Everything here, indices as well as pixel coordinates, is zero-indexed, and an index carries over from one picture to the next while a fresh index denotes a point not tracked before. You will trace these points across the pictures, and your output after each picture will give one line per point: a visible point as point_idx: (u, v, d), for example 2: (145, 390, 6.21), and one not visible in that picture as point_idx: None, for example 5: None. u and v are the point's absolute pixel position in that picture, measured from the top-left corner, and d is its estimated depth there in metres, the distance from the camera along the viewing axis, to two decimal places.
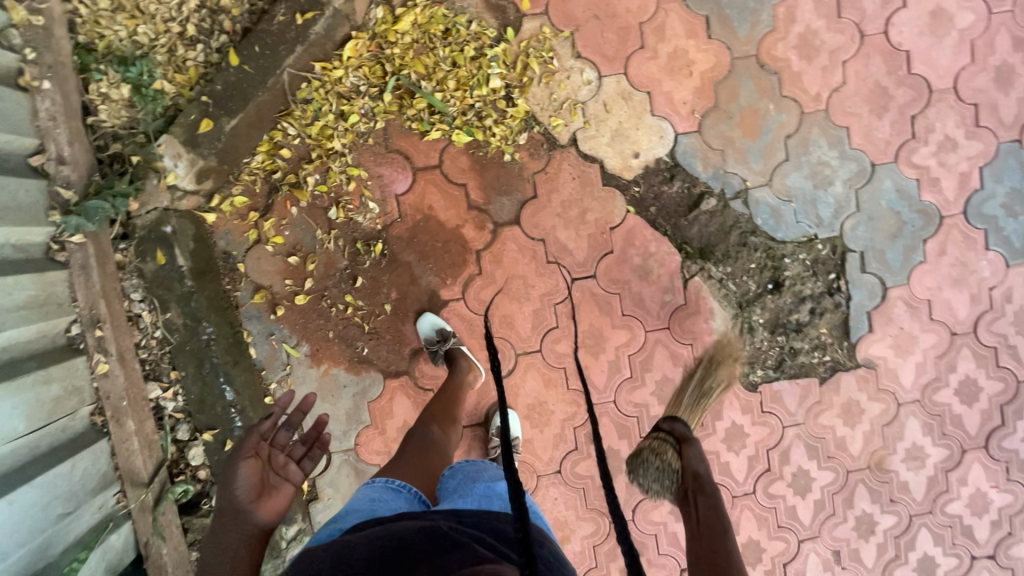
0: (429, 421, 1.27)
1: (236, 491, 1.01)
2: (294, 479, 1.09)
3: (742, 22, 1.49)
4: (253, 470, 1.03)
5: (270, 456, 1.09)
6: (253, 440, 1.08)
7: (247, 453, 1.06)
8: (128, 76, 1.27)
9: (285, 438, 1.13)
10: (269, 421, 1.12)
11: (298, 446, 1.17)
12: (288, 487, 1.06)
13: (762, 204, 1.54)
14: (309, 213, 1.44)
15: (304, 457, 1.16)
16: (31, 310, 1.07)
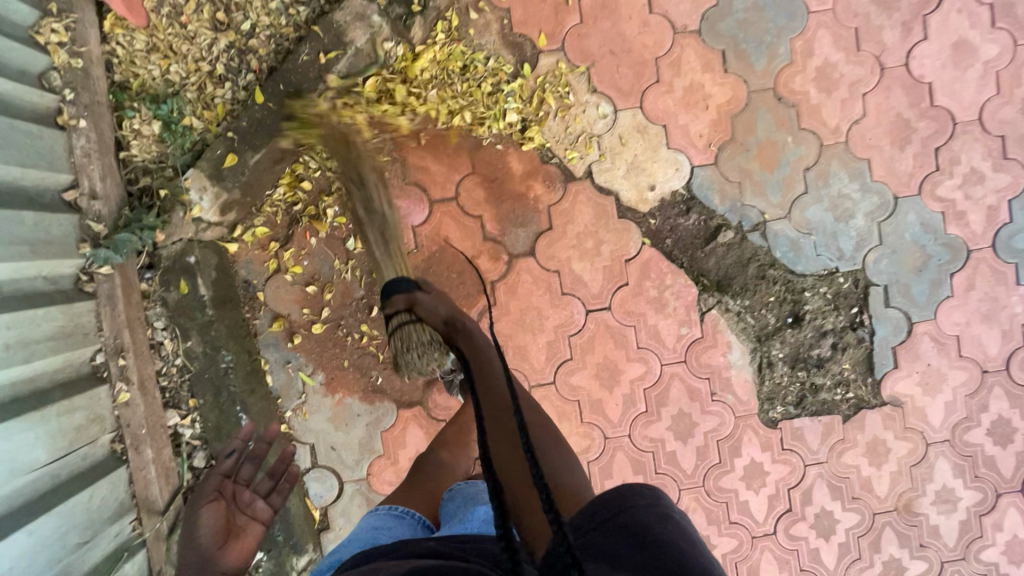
0: (439, 446, 1.32)
1: (201, 535, 1.04)
2: (259, 521, 1.12)
3: (760, 56, 1.48)
4: (217, 513, 1.07)
5: (232, 497, 1.13)
6: (214, 484, 1.12)
7: (210, 496, 1.10)
8: (161, 113, 1.33)
9: (248, 473, 1.16)
10: (229, 460, 1.16)
11: (264, 483, 1.19)
12: (256, 527, 1.11)
13: (781, 237, 1.52)
14: (327, 243, 1.47)
15: (272, 491, 1.18)
16: (59, 341, 1.10)
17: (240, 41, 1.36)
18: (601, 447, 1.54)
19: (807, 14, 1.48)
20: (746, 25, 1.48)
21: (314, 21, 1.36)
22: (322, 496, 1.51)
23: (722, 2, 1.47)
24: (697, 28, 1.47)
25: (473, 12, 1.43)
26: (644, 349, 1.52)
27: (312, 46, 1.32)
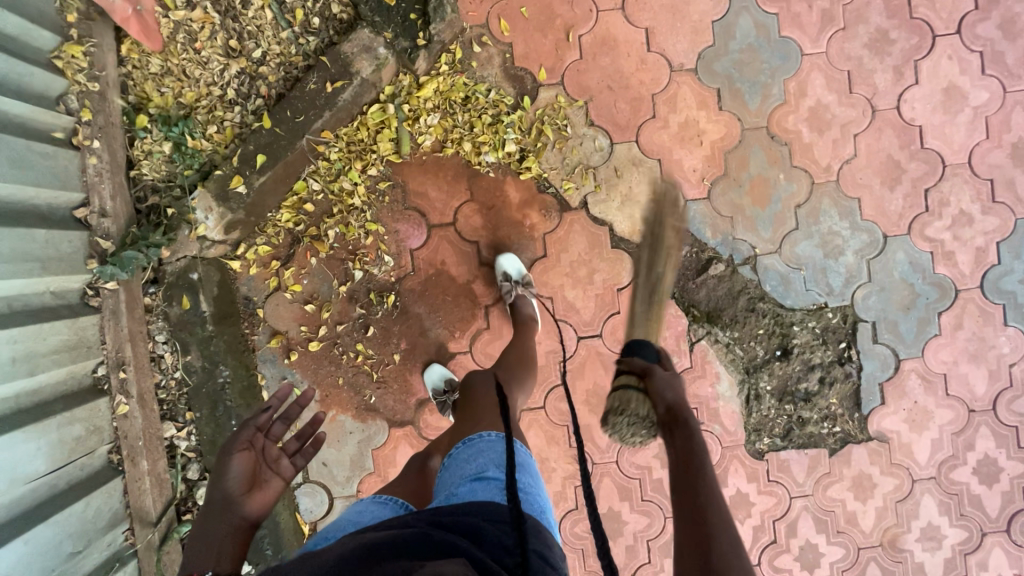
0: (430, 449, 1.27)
1: (228, 480, 0.93)
2: (286, 474, 1.00)
3: (754, 95, 1.53)
4: (247, 459, 0.96)
5: (264, 449, 1.01)
6: (246, 434, 1.00)
7: (240, 443, 0.98)
8: (172, 135, 1.37)
9: (280, 431, 1.06)
10: (265, 413, 1.06)
11: (292, 441, 1.07)
12: (280, 481, 0.98)
13: (771, 270, 1.55)
14: (327, 263, 1.51)
15: (298, 453, 1.06)
16: (62, 354, 1.14)
17: (251, 68, 1.41)
18: (589, 473, 1.56)
19: (801, 56, 1.53)
20: (740, 65, 1.52)
21: (323, 51, 1.41)
22: (311, 511, 1.53)
23: (718, 42, 1.51)
24: (693, 66, 1.52)
25: (478, 45, 1.48)
26: None
27: (320, 76, 1.37)
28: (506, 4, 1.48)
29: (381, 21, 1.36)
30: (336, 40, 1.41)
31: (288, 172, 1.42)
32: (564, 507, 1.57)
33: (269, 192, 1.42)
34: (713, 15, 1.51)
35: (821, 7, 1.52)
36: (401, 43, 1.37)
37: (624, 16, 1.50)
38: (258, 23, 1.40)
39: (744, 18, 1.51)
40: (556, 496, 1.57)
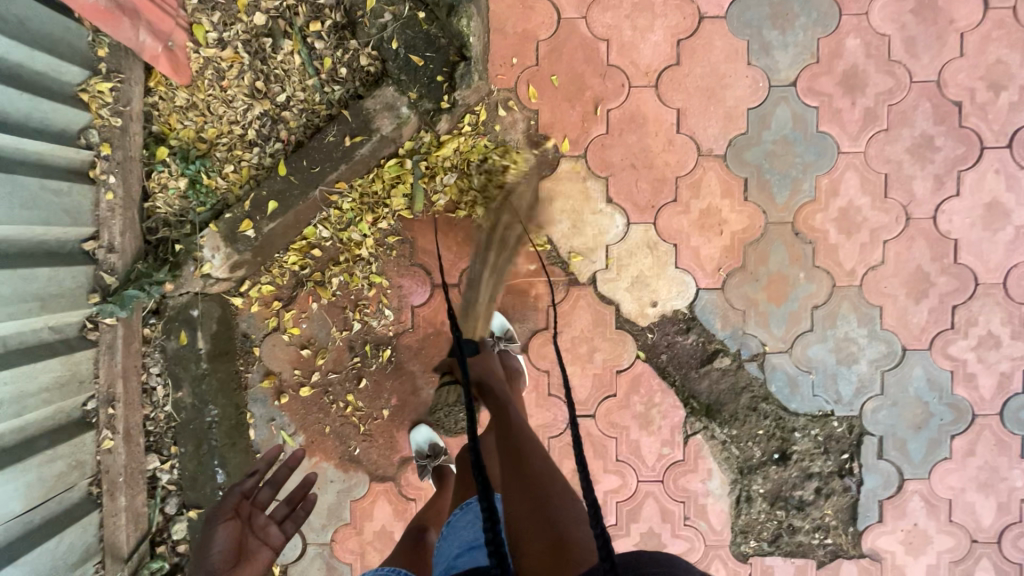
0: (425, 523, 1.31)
1: (213, 555, 0.99)
2: (272, 544, 1.07)
3: (782, 189, 1.47)
4: (231, 532, 1.02)
5: (249, 518, 1.08)
6: (231, 501, 1.07)
7: (226, 514, 1.04)
8: (189, 171, 1.37)
9: (267, 497, 1.12)
10: (252, 479, 1.13)
11: (280, 507, 1.17)
12: (266, 552, 1.05)
13: (778, 370, 1.50)
14: (327, 310, 1.50)
15: (287, 517, 1.15)
16: (52, 392, 1.16)
17: (274, 111, 1.40)
18: None
19: (838, 154, 1.46)
20: (772, 157, 1.46)
21: (347, 102, 1.40)
22: (284, 553, 1.53)
23: (751, 131, 1.46)
24: (722, 153, 1.47)
25: (503, 109, 1.45)
26: (622, 462, 1.51)
27: (341, 129, 1.36)
28: (537, 70, 1.45)
29: (407, 80, 1.34)
30: (362, 92, 1.40)
31: (301, 219, 1.42)
32: None
33: (280, 237, 1.42)
34: (749, 103, 1.46)
35: (864, 106, 1.46)
36: (425, 104, 1.35)
37: (657, 94, 1.46)
38: (285, 67, 1.39)
39: (781, 108, 1.46)
40: None
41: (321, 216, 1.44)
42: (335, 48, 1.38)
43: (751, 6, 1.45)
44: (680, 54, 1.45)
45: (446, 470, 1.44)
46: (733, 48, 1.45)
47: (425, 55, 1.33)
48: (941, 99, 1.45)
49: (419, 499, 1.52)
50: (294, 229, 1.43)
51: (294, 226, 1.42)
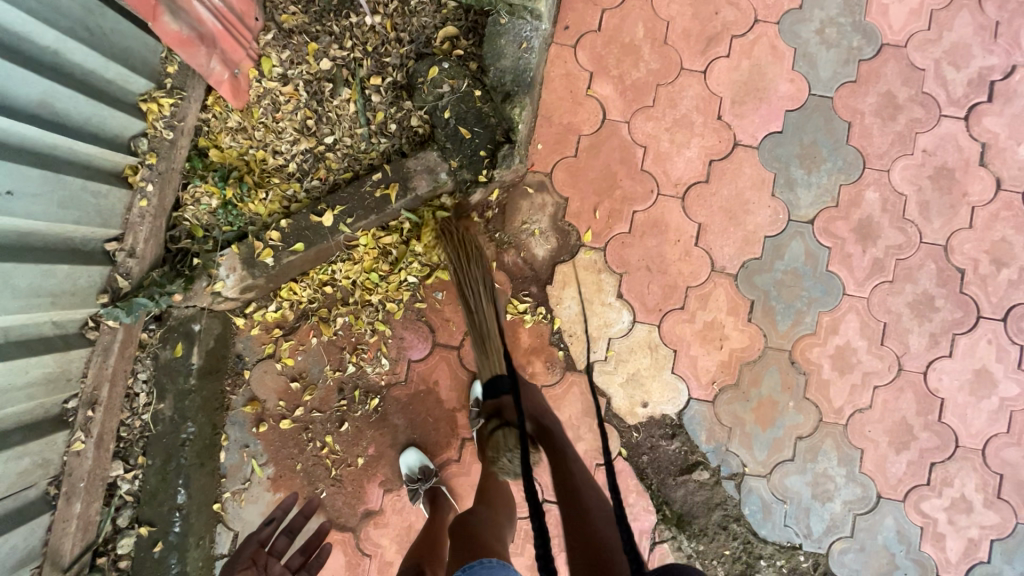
0: (419, 559, 1.23)
1: None
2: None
3: (785, 318, 1.52)
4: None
5: (264, 567, 1.16)
6: (251, 551, 1.17)
7: (241, 564, 1.13)
8: (223, 191, 1.41)
9: (283, 546, 1.21)
10: (269, 527, 1.25)
11: (296, 557, 1.25)
12: None
13: (754, 493, 1.51)
14: (326, 347, 1.52)
15: (302, 567, 1.22)
16: (38, 387, 1.16)
17: (318, 149, 1.45)
18: None
19: (843, 294, 1.52)
20: (781, 285, 1.52)
21: (390, 156, 1.46)
22: None
23: (765, 257, 1.52)
24: (734, 272, 1.52)
25: (535, 190, 1.52)
26: None
27: (379, 181, 1.41)
28: (574, 161, 1.53)
29: (450, 149, 1.40)
30: (406, 150, 1.46)
31: (322, 256, 1.46)
32: None
33: (297, 269, 1.46)
34: (766, 231, 1.53)
35: (873, 255, 1.53)
36: (463, 174, 1.41)
37: (682, 206, 1.53)
38: (339, 112, 1.45)
39: (796, 242, 1.53)
40: None
41: (340, 256, 1.47)
42: (390, 105, 1.45)
43: (783, 142, 1.53)
44: (710, 173, 1.53)
45: (436, 495, 1.44)
46: (760, 178, 1.53)
47: (472, 129, 1.39)
48: (945, 263, 1.53)
49: (374, 557, 1.49)
50: (313, 263, 1.47)
51: (314, 261, 1.46)
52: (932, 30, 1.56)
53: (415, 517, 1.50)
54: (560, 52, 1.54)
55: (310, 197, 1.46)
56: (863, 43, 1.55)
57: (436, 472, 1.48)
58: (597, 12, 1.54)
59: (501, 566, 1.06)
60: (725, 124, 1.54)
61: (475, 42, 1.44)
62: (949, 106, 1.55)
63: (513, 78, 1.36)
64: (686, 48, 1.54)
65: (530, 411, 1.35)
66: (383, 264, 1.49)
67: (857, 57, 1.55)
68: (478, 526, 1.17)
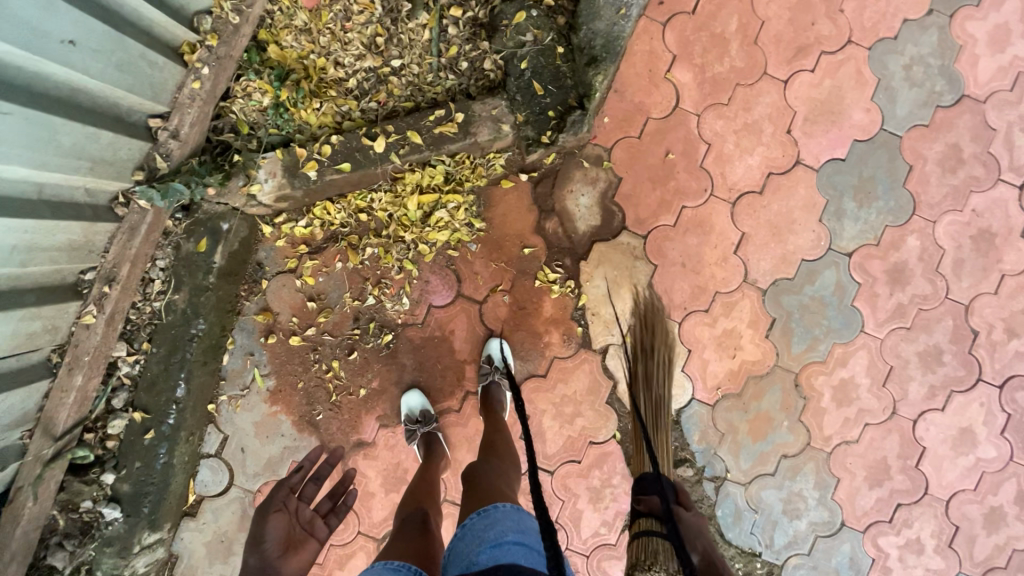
0: (418, 502, 1.22)
1: (265, 542, 1.15)
2: (317, 535, 1.24)
3: (801, 341, 1.55)
4: (281, 523, 1.19)
5: (296, 511, 1.25)
6: (281, 496, 1.24)
7: (274, 507, 1.21)
8: (277, 91, 1.34)
9: (312, 492, 1.30)
10: (298, 475, 1.29)
11: (325, 501, 1.33)
12: (312, 543, 1.21)
13: (729, 498, 1.57)
14: (349, 274, 1.49)
15: (330, 512, 1.31)
16: (61, 253, 1.12)
17: (382, 71, 1.39)
18: None
19: (860, 331, 1.56)
20: (805, 310, 1.55)
21: (455, 95, 1.40)
22: (206, 484, 1.50)
23: (797, 280, 1.54)
24: (764, 287, 1.54)
25: (591, 164, 1.49)
26: (559, 524, 1.55)
27: (440, 117, 1.36)
28: (636, 143, 1.50)
29: (520, 101, 1.35)
30: (472, 92, 1.40)
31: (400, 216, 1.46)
32: None
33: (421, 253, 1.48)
34: (805, 254, 1.54)
35: (898, 300, 1.56)
36: (527, 131, 1.37)
37: (731, 212, 1.52)
38: (412, 36, 1.38)
39: (830, 271, 1.54)
40: None
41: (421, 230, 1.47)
42: (466, 41, 1.39)
43: (842, 171, 1.53)
44: (765, 185, 1.52)
45: (433, 438, 1.43)
46: (812, 201, 1.53)
47: (546, 87, 1.35)
48: (962, 322, 1.57)
49: (357, 485, 1.52)
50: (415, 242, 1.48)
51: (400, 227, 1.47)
52: (1013, 91, 1.55)
53: (405, 456, 1.52)
54: (649, 27, 1.48)
55: (364, 118, 1.40)
56: (945, 90, 1.54)
57: (435, 419, 1.49)
58: None
59: (514, 508, 1.07)
60: (792, 140, 1.52)
61: None
62: (1009, 171, 1.55)
63: (603, 44, 1.32)
64: (774, 53, 1.50)
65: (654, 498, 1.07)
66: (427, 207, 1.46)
67: (936, 102, 1.53)
68: (492, 477, 1.18)
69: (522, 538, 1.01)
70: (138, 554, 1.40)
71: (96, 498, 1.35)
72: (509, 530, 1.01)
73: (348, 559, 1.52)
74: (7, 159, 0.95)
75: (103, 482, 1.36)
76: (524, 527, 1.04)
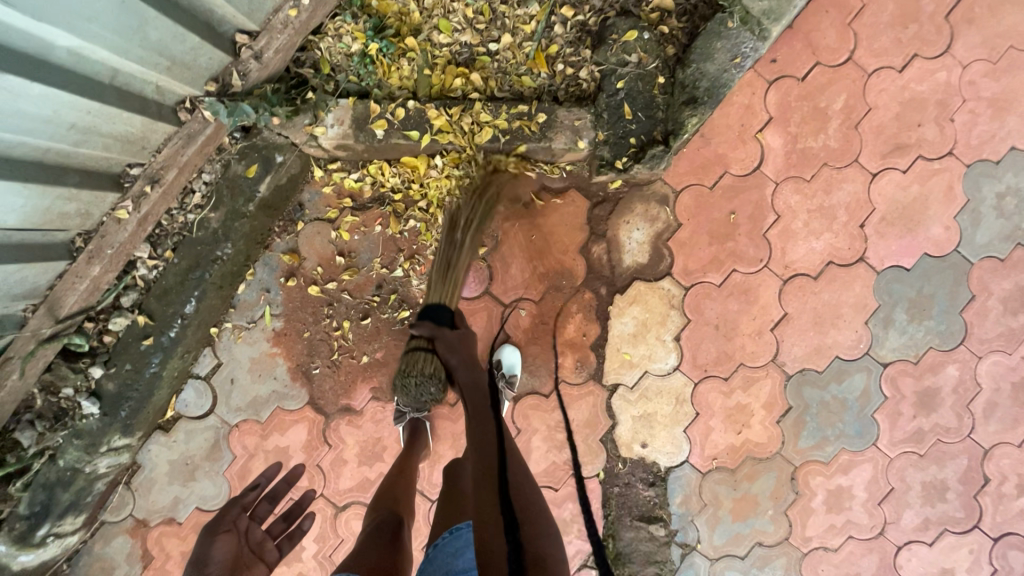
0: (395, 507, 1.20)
1: (210, 564, 1.05)
2: (266, 559, 1.18)
3: (810, 437, 1.51)
4: (230, 545, 1.11)
5: (247, 533, 1.18)
6: (233, 514, 1.18)
7: (224, 526, 1.15)
8: (368, 41, 1.30)
9: (264, 513, 1.26)
10: (252, 493, 1.26)
11: (279, 523, 1.31)
12: (259, 568, 1.14)
13: (692, 568, 1.53)
14: (385, 240, 1.47)
15: (284, 537, 1.28)
16: (115, 143, 1.09)
17: (477, 50, 1.34)
18: None
19: (872, 443, 1.51)
20: (823, 408, 1.50)
21: (541, 94, 1.36)
22: (187, 405, 1.48)
23: (825, 375, 1.49)
24: (789, 373, 1.49)
25: (655, 201, 1.45)
26: None
27: (522, 112, 1.31)
28: (705, 194, 1.45)
29: (605, 120, 1.31)
30: (560, 98, 1.36)
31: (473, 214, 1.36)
32: None
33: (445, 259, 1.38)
34: (840, 352, 1.49)
35: (920, 424, 1.51)
36: (603, 151, 1.32)
37: (779, 289, 1.47)
38: (518, 23, 1.33)
39: (860, 376, 1.49)
40: None
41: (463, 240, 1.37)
42: (569, 43, 1.34)
43: (903, 281, 1.47)
44: (822, 272, 1.47)
45: (419, 424, 1.40)
46: (864, 302, 1.48)
47: (636, 113, 1.30)
48: (977, 464, 1.52)
49: (333, 449, 1.50)
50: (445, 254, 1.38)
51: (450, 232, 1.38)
52: None
53: (387, 434, 1.50)
54: (754, 81, 1.43)
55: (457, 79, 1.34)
56: None
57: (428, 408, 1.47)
58: (810, 62, 1.43)
59: None
60: (863, 235, 1.46)
61: (686, 27, 1.32)
62: None
63: (708, 87, 1.27)
64: (871, 143, 1.45)
65: (456, 352, 1.24)
66: (513, 197, 1.46)
67: (1019, 239, 1.48)
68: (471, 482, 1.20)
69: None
70: (102, 456, 1.38)
71: (78, 388, 1.33)
72: (479, 559, 1.02)
73: None
74: (91, 39, 0.93)
75: (90, 375, 1.34)
76: None
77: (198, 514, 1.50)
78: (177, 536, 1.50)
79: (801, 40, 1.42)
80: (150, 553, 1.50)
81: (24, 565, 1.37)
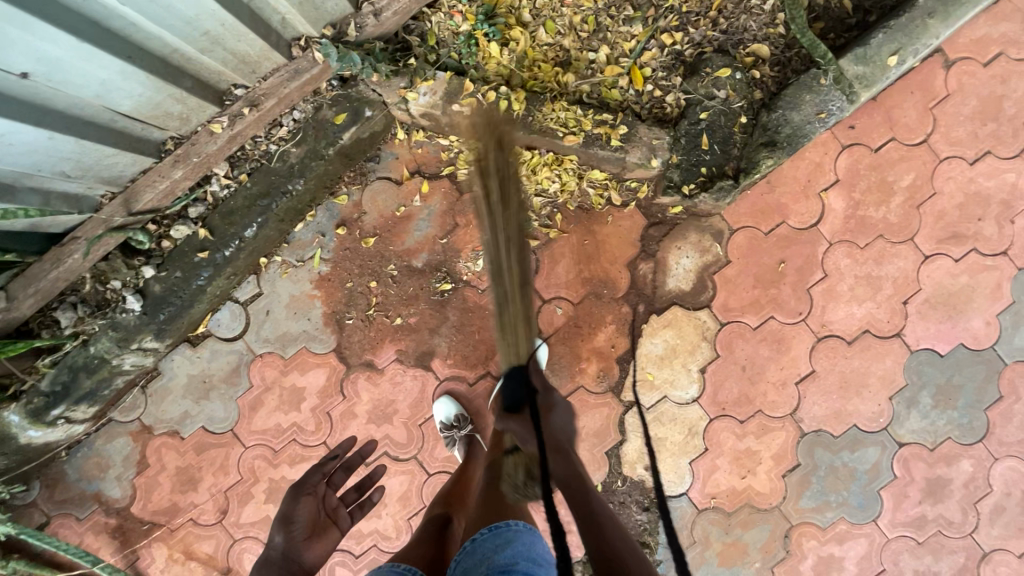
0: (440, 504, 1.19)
1: (294, 525, 1.11)
2: (339, 524, 1.21)
3: (812, 499, 1.50)
4: (310, 508, 1.15)
5: (323, 499, 1.21)
6: (314, 479, 1.20)
7: (308, 489, 1.18)
8: (478, 24, 1.36)
9: (340, 480, 1.27)
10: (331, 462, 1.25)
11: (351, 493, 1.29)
12: (334, 532, 1.18)
13: None
14: (444, 212, 1.52)
15: (355, 506, 1.28)
16: (232, 59, 1.16)
17: (575, 55, 1.40)
18: (391, 548, 1.51)
19: (873, 519, 1.50)
20: (831, 473, 1.50)
21: (625, 110, 1.42)
22: (219, 325, 1.52)
23: (839, 440, 1.50)
24: (804, 431, 1.50)
25: (709, 234, 1.49)
26: None
27: (604, 120, 1.36)
28: (759, 238, 1.49)
29: (682, 144, 1.36)
30: (642, 117, 1.42)
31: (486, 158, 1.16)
32: (350, 543, 1.52)
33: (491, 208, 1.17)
34: (858, 422, 1.49)
35: (923, 511, 1.50)
36: (673, 174, 1.38)
37: (811, 346, 1.49)
38: (617, 39, 1.39)
39: (874, 449, 1.49)
40: (356, 531, 1.52)
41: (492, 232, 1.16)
42: (661, 68, 1.40)
43: (934, 365, 1.48)
44: (857, 339, 1.49)
45: (474, 442, 1.44)
46: (892, 377, 1.49)
47: (712, 145, 1.35)
48: (974, 566, 1.50)
49: (346, 400, 1.52)
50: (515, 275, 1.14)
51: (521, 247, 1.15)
52: None
53: (401, 398, 1.52)
54: (829, 141, 1.48)
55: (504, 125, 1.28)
56: None
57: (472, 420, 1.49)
58: (886, 136, 1.47)
59: (527, 530, 1.01)
60: (904, 311, 1.48)
61: (777, 76, 1.38)
62: None
63: (789, 135, 1.33)
64: (930, 226, 1.48)
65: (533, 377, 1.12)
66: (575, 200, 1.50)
67: None
68: None
69: (530, 569, 0.94)
70: (127, 354, 1.41)
71: (126, 283, 1.37)
72: (520, 557, 0.95)
73: (300, 460, 1.52)
74: None
75: (140, 273, 1.37)
76: (534, 555, 0.97)
77: (202, 434, 1.52)
78: (175, 450, 1.52)
79: (881, 114, 1.47)
80: (146, 461, 1.52)
81: (29, 441, 1.39)
